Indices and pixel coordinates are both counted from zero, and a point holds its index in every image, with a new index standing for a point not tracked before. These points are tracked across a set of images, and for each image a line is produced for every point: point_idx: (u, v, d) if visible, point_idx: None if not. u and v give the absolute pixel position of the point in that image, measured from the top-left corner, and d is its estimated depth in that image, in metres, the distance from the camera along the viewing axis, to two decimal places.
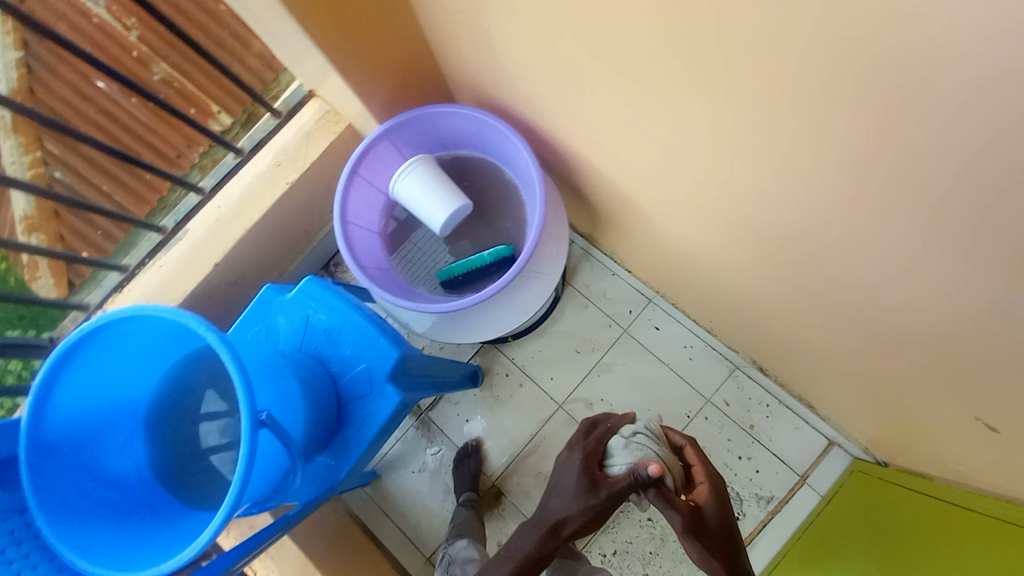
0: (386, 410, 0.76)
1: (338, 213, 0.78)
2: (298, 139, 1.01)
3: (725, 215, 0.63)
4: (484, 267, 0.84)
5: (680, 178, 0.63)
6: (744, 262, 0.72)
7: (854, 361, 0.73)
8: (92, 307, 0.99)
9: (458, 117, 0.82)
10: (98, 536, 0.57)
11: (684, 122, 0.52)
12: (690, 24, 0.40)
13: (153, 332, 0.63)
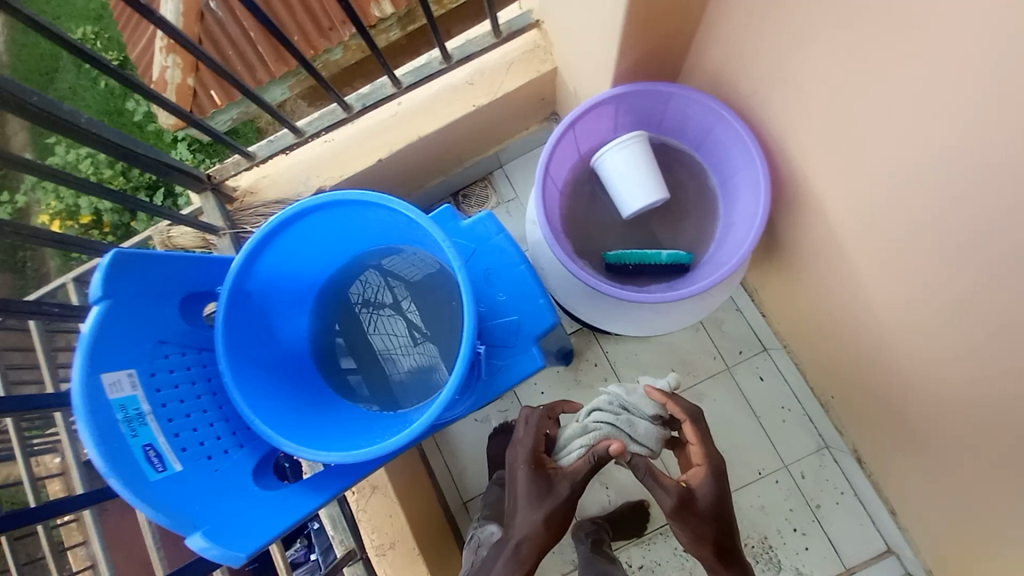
0: (526, 369, 0.76)
1: (546, 163, 0.75)
2: (499, 65, 0.96)
3: (977, 320, 0.58)
4: (657, 266, 0.81)
5: (948, 265, 0.58)
6: (944, 368, 0.67)
7: (1006, 503, 0.70)
8: (256, 159, 0.95)
9: (695, 107, 0.76)
10: (266, 400, 0.57)
11: None
12: None
13: (363, 216, 0.62)
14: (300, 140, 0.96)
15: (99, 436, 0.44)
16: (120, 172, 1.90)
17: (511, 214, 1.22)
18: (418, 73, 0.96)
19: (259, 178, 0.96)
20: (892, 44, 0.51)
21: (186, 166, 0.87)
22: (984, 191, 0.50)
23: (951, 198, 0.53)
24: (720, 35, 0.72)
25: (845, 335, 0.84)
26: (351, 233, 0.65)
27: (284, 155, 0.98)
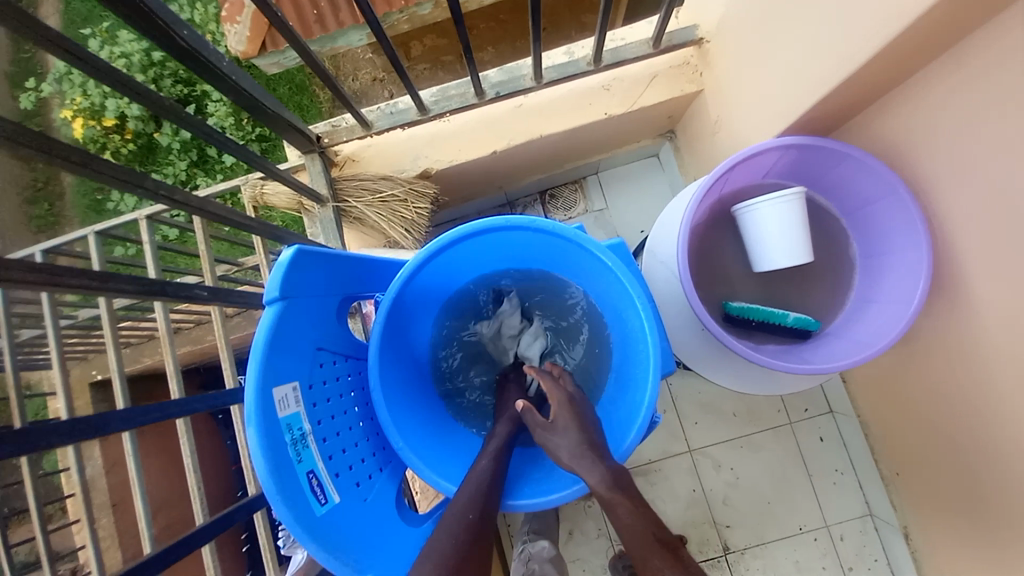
0: None
1: (697, 208, 0.73)
2: (643, 75, 0.89)
3: None
4: (780, 326, 0.78)
5: None
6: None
7: None
8: (371, 128, 0.87)
9: (867, 178, 0.72)
10: (394, 409, 0.63)
11: None
12: None
13: (503, 241, 0.70)
14: (422, 117, 0.88)
15: (274, 460, 0.46)
16: (154, 78, 1.72)
17: (600, 225, 1.15)
18: (562, 71, 0.87)
19: (373, 152, 0.91)
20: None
21: (300, 122, 0.81)
22: None
23: None
24: (924, 103, 0.64)
25: (940, 429, 0.82)
26: (482, 256, 0.73)
27: (403, 129, 0.90)
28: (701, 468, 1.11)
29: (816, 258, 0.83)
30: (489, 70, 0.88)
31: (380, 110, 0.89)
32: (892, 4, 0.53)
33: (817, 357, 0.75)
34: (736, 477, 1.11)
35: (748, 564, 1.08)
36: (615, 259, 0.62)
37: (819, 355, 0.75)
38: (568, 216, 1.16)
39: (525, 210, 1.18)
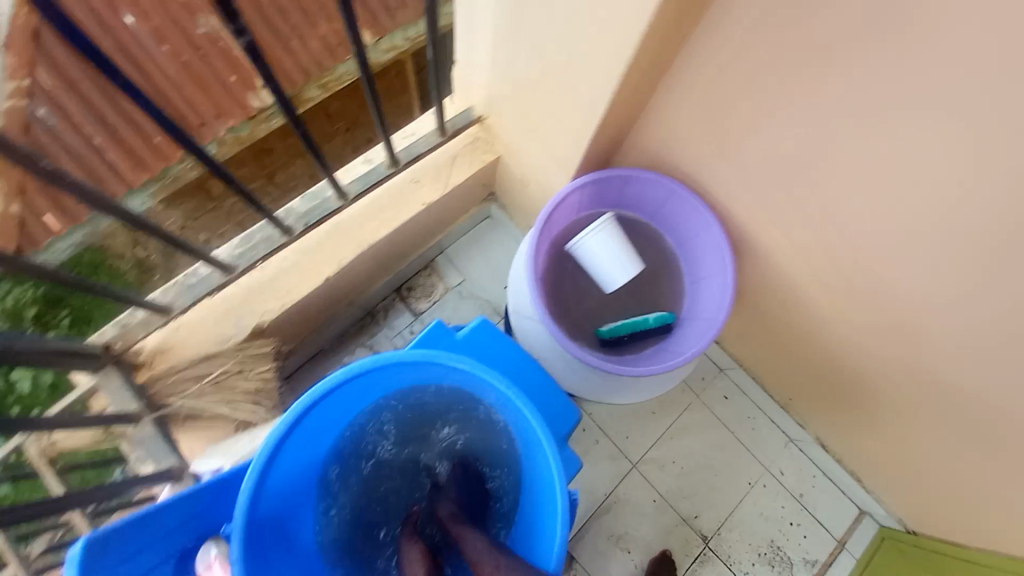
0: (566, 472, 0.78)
1: (533, 264, 0.80)
2: (444, 160, 0.94)
3: (912, 323, 0.74)
4: (647, 329, 0.88)
5: (884, 285, 0.73)
6: (911, 359, 0.79)
7: (953, 455, 0.87)
8: (174, 311, 0.84)
9: (649, 186, 0.88)
10: None
11: (941, 248, 0.63)
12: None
13: (358, 388, 0.75)
14: (229, 278, 0.86)
15: None
16: None
17: (465, 297, 1.16)
18: (365, 181, 0.90)
19: (186, 332, 0.85)
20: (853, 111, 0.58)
21: (77, 343, 0.75)
22: (908, 233, 0.64)
23: (878, 238, 0.68)
24: (666, 113, 0.78)
25: (799, 351, 0.97)
26: (341, 414, 0.77)
27: (210, 297, 0.86)
28: (650, 475, 1.15)
29: (648, 261, 0.95)
30: (291, 203, 0.88)
31: (179, 284, 0.86)
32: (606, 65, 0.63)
33: (687, 343, 0.86)
34: (681, 467, 1.16)
35: (728, 540, 1.13)
36: (467, 362, 0.68)
37: (687, 341, 0.86)
38: (432, 301, 1.15)
39: (388, 312, 1.14)
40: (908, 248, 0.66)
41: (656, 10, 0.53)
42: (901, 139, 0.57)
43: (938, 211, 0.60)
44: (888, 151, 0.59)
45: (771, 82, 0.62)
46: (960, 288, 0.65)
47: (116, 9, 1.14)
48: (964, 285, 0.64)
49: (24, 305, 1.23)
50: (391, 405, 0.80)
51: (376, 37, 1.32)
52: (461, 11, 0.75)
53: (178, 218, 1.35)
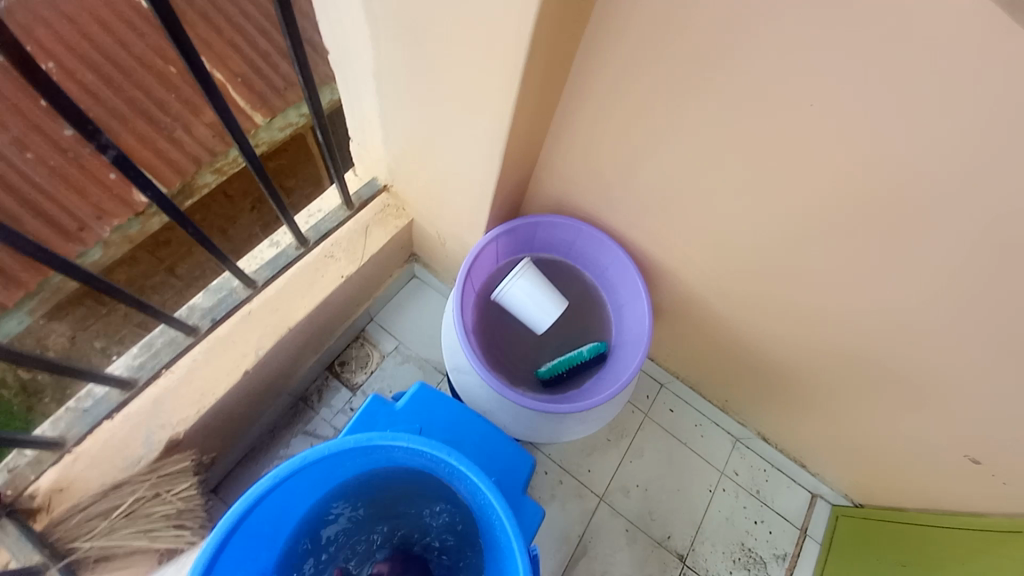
0: (529, 525, 0.77)
1: (461, 320, 0.83)
2: (356, 232, 0.96)
3: (803, 310, 0.83)
4: (583, 361, 0.95)
5: (774, 281, 0.82)
6: (812, 344, 0.88)
7: (869, 422, 0.95)
8: (68, 443, 0.75)
9: (557, 229, 0.96)
10: None
11: (807, 243, 0.72)
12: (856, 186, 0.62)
13: (298, 486, 0.69)
14: (129, 392, 0.79)
15: None
16: None
17: (402, 362, 1.12)
18: (273, 266, 0.88)
19: (86, 462, 0.76)
20: (706, 145, 0.68)
21: None
22: (779, 235, 0.74)
23: (758, 242, 0.77)
24: (558, 157, 0.85)
25: (721, 352, 1.04)
26: (282, 518, 0.71)
27: (111, 418, 0.78)
28: (618, 504, 1.15)
29: (573, 295, 1.03)
30: (191, 301, 0.84)
31: (71, 411, 0.77)
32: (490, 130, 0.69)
33: (620, 368, 0.93)
34: (646, 489, 1.18)
35: (703, 553, 1.14)
36: (410, 440, 0.66)
37: (620, 366, 0.93)
38: (369, 372, 1.11)
39: (322, 392, 1.08)
40: (783, 247, 0.75)
41: (522, 83, 0.60)
42: (748, 163, 0.67)
43: (796, 214, 0.70)
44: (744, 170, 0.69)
45: (637, 124, 0.72)
46: (827, 277, 0.75)
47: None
48: (829, 274, 0.75)
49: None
50: (336, 497, 0.75)
51: (268, 118, 1.30)
52: (343, 93, 0.81)
53: (64, 329, 1.19)
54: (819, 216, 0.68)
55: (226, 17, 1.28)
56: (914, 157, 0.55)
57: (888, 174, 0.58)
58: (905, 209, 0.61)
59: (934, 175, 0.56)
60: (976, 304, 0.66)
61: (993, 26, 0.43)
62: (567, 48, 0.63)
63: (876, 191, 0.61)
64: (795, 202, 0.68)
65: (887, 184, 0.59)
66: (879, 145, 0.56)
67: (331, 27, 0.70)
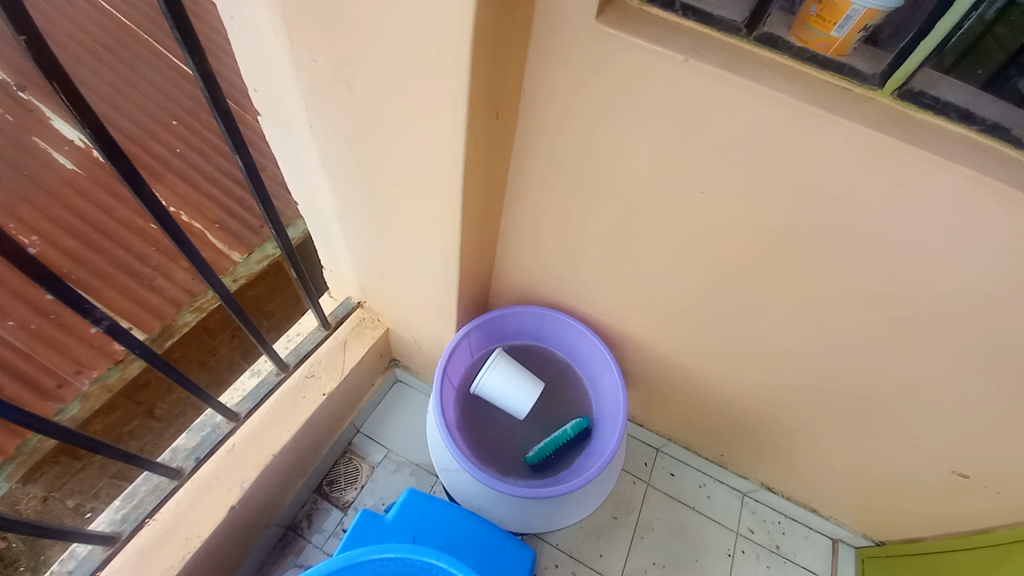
0: None
1: (442, 417, 0.86)
2: (334, 349, 1.00)
3: (762, 356, 0.89)
4: (569, 440, 0.97)
5: (728, 334, 0.88)
6: (779, 386, 0.93)
7: (859, 454, 0.97)
8: None
9: (523, 316, 1.04)
10: None
11: (743, 296, 0.80)
12: (765, 245, 0.71)
13: None
14: (115, 547, 0.76)
15: None
16: None
17: (393, 471, 1.11)
18: (255, 394, 0.91)
19: None
20: (629, 229, 0.79)
21: None
22: (718, 294, 0.82)
23: (703, 303, 0.85)
24: (512, 252, 0.95)
25: (702, 407, 1.07)
26: None
27: None
28: None
29: (549, 375, 1.08)
30: (175, 443, 0.85)
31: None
32: (443, 246, 0.78)
33: (605, 440, 0.95)
34: (663, 566, 1.12)
35: None
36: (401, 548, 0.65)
37: (604, 439, 0.95)
38: (359, 487, 1.08)
39: (312, 519, 1.04)
40: (724, 303, 0.83)
41: (463, 207, 0.70)
42: (669, 239, 0.77)
43: (725, 274, 0.78)
44: (671, 244, 0.78)
45: (574, 218, 0.82)
46: (768, 324, 0.83)
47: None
48: (768, 320, 0.82)
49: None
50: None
51: (245, 254, 1.40)
52: (313, 230, 0.91)
53: (38, 491, 1.14)
54: (742, 274, 0.76)
55: (203, 175, 1.43)
56: (796, 219, 0.66)
57: (781, 234, 0.68)
58: (810, 259, 0.70)
59: (815, 231, 0.66)
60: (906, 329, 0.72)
61: (813, 122, 0.55)
62: (497, 172, 0.76)
63: (777, 248, 0.70)
64: (719, 266, 0.77)
65: (784, 241, 0.69)
66: (767, 212, 0.67)
67: (297, 184, 0.82)
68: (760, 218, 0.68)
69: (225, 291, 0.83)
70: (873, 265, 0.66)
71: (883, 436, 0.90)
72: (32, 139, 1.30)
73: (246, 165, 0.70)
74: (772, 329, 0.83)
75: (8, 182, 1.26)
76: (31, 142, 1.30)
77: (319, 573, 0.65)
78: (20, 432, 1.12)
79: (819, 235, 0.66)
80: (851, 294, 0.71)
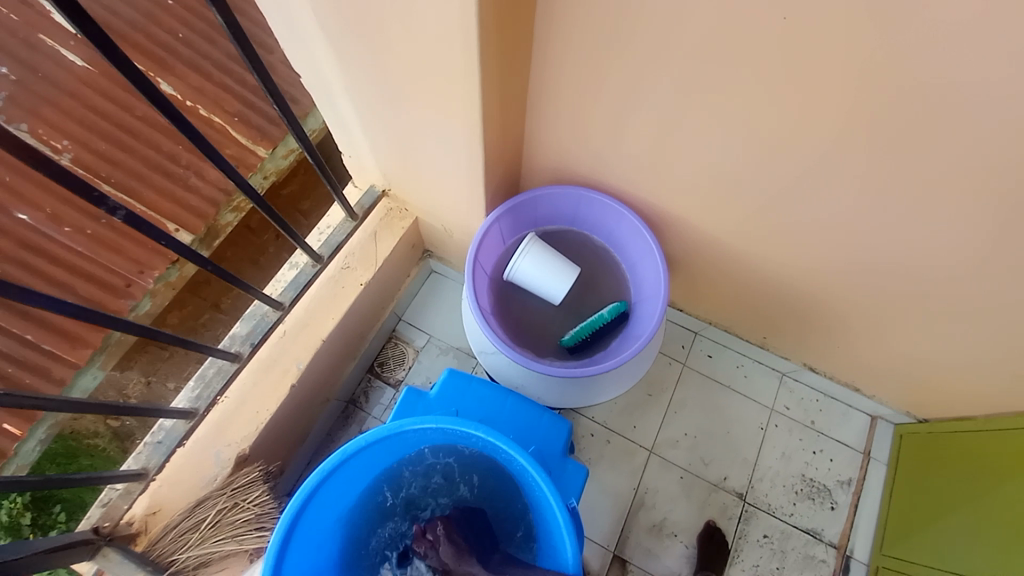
0: (577, 484, 0.80)
1: (475, 302, 0.86)
2: (365, 240, 0.99)
3: (826, 236, 0.79)
4: (605, 323, 0.96)
5: (791, 213, 0.78)
6: (841, 269, 0.84)
7: (923, 338, 0.90)
8: (151, 471, 0.85)
9: (558, 199, 0.96)
10: None
11: (815, 167, 0.68)
12: (853, 97, 0.57)
13: (349, 478, 0.75)
14: (195, 421, 0.87)
15: None
16: None
17: (437, 354, 1.17)
18: (296, 285, 0.94)
19: (167, 486, 0.85)
20: (681, 87, 0.66)
21: (70, 535, 0.77)
22: (784, 164, 0.70)
23: (766, 177, 0.73)
24: (543, 125, 0.84)
25: (750, 292, 1.02)
26: (343, 509, 0.77)
27: (182, 446, 0.87)
28: (668, 455, 1.16)
29: (586, 261, 1.04)
30: (231, 331, 0.92)
31: (149, 444, 0.87)
32: (462, 122, 0.69)
33: (643, 323, 0.93)
34: (695, 437, 1.18)
35: (762, 490, 1.14)
36: (437, 419, 0.70)
37: (642, 321, 0.93)
38: (407, 367, 1.16)
39: (368, 395, 1.14)
40: (791, 175, 0.71)
41: (479, 65, 0.59)
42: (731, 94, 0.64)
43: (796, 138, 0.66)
44: (731, 103, 0.64)
45: (613, 76, 0.69)
46: (844, 197, 0.70)
47: (9, 211, 1.20)
48: (846, 193, 0.70)
49: (15, 516, 1.13)
50: (387, 485, 0.80)
51: (270, 148, 1.34)
52: (326, 113, 0.83)
53: (138, 377, 1.31)
54: (821, 131, 0.63)
55: (211, 62, 1.33)
56: (901, 52, 0.51)
57: (875, 79, 0.54)
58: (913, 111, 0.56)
59: (927, 70, 0.51)
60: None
61: None
62: (520, 17, 0.62)
63: (868, 98, 0.56)
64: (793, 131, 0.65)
65: (879, 89, 0.55)
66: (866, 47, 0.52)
67: (294, 50, 0.71)
68: (855, 55, 0.53)
69: (247, 187, 0.79)
70: (994, 112, 0.52)
71: (954, 319, 0.82)
72: (36, 34, 1.25)
73: (228, 24, 0.57)
74: (844, 205, 0.72)
75: (24, 84, 1.23)
76: (37, 40, 1.24)
77: (366, 440, 0.70)
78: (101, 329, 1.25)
79: (928, 75, 0.51)
80: (958, 155, 0.58)
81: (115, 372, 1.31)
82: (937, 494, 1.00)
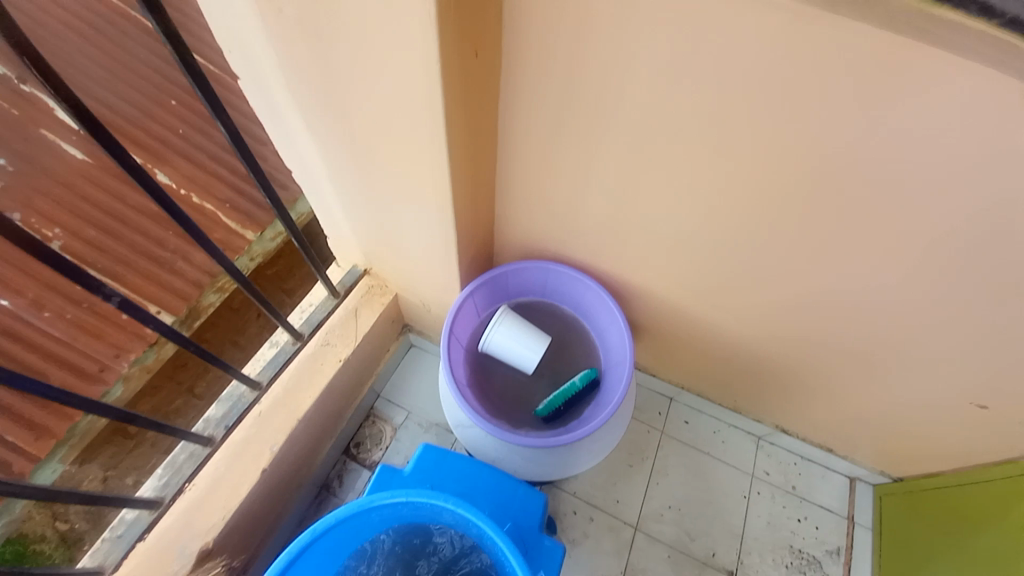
0: (555, 562, 0.78)
1: (450, 375, 0.89)
2: (345, 317, 1.03)
3: (769, 298, 0.87)
4: (578, 391, 0.99)
5: (735, 278, 0.87)
6: (789, 329, 0.91)
7: (874, 392, 0.96)
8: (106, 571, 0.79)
9: (528, 273, 1.04)
10: None
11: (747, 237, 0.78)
12: (765, 179, 0.68)
13: (316, 564, 0.72)
14: (160, 511, 0.84)
15: None
16: None
17: (414, 430, 1.16)
18: (275, 363, 0.96)
19: None
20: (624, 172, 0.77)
21: None
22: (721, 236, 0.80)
23: (707, 247, 0.83)
24: (511, 205, 0.94)
25: (712, 355, 1.07)
26: None
27: (143, 540, 0.82)
28: (654, 529, 1.13)
29: (557, 331, 1.09)
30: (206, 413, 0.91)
31: (107, 540, 0.82)
32: (437, 206, 0.77)
33: (613, 389, 0.96)
34: (679, 509, 1.15)
35: (752, 565, 1.11)
36: (410, 493, 0.70)
37: (612, 388, 0.97)
38: (385, 447, 1.14)
39: (342, 478, 1.11)
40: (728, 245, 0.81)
41: (449, 158, 0.68)
42: (666, 177, 0.74)
43: (727, 214, 0.76)
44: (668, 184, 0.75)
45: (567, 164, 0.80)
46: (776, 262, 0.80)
47: None
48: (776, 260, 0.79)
49: None
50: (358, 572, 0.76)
51: (258, 232, 1.42)
52: (312, 200, 0.91)
53: (96, 471, 1.21)
54: (747, 207, 0.73)
55: (206, 154, 1.45)
56: (801, 146, 0.62)
57: (779, 165, 0.65)
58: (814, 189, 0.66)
59: (816, 158, 0.62)
60: (921, 258, 0.69)
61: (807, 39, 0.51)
62: (484, 118, 0.74)
63: (777, 180, 0.67)
64: (723, 208, 0.75)
65: (784, 172, 0.66)
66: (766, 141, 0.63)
67: (286, 148, 0.81)
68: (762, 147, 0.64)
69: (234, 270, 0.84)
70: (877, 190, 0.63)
71: (895, 372, 0.89)
72: (38, 131, 1.34)
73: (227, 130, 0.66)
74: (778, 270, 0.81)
75: (21, 177, 1.29)
76: (38, 136, 1.33)
77: (336, 519, 0.69)
78: (69, 416, 1.22)
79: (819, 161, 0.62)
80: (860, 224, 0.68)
81: (71, 466, 1.21)
82: (927, 558, 0.99)
